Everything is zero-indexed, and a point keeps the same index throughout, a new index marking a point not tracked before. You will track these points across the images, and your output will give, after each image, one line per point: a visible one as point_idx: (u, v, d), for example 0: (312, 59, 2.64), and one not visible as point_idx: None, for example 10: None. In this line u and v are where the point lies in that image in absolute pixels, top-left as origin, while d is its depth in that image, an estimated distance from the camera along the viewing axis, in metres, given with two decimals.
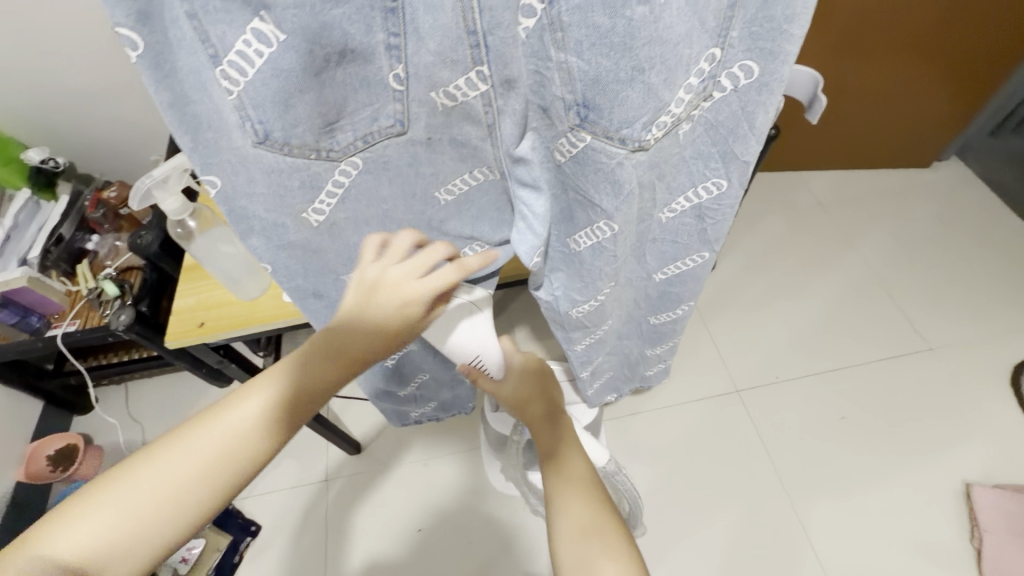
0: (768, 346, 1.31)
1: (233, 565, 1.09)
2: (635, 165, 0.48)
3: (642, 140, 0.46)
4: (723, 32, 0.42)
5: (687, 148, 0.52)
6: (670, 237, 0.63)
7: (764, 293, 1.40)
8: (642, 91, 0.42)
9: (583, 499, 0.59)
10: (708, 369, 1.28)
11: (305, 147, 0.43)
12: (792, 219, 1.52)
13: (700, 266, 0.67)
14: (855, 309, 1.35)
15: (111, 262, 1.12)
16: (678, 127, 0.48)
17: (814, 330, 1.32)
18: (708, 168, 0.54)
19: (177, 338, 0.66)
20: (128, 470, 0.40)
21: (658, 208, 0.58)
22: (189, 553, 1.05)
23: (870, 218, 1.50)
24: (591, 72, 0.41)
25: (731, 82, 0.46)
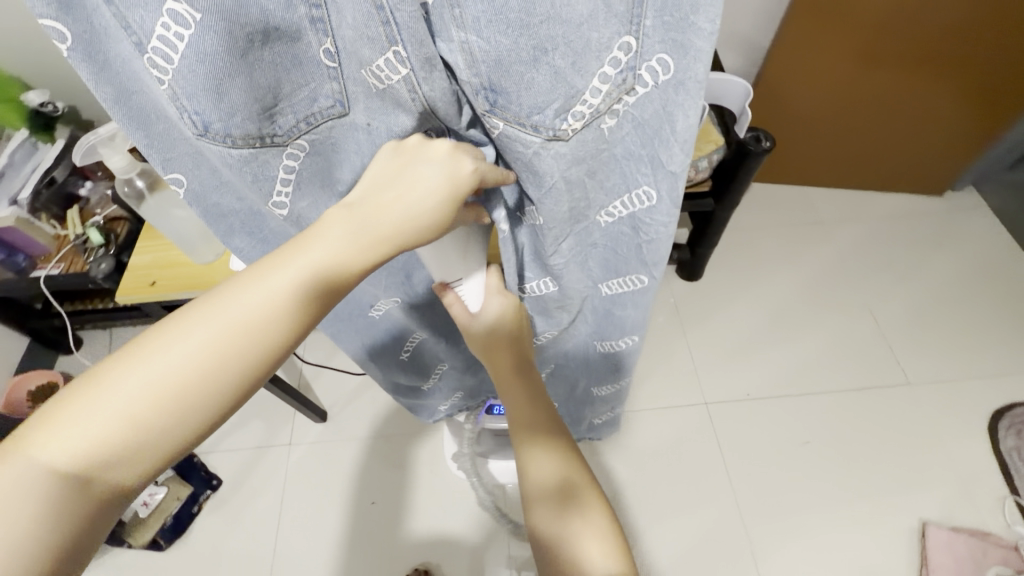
0: (745, 363, 1.29)
1: (191, 515, 1.12)
2: (556, 156, 0.44)
3: (557, 129, 0.42)
4: (635, 18, 0.38)
5: (618, 146, 0.48)
6: (613, 246, 0.60)
7: (750, 309, 1.37)
8: (550, 74, 0.38)
9: (566, 471, 0.56)
10: (679, 379, 1.27)
11: (248, 137, 0.43)
12: (791, 236, 1.48)
13: (642, 291, 0.64)
14: (839, 334, 1.32)
15: (100, 211, 1.11)
16: (601, 119, 0.44)
17: (794, 351, 1.30)
18: (640, 172, 0.50)
19: (129, 294, 0.69)
20: (106, 378, 0.35)
21: (594, 212, 0.55)
22: (150, 499, 1.06)
23: (870, 243, 1.46)
24: (492, 51, 0.37)
25: (651, 77, 0.42)
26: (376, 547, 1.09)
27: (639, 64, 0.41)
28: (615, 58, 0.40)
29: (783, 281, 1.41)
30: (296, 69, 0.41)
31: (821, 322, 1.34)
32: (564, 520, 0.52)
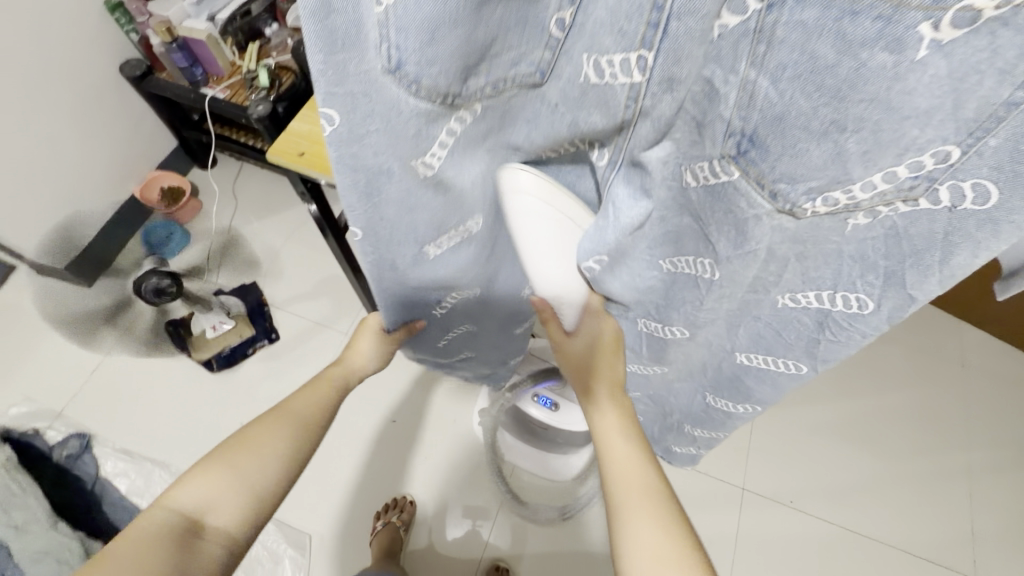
0: (800, 468, 1.19)
1: (243, 355, 1.21)
2: (773, 229, 0.40)
3: (796, 205, 0.37)
4: (978, 131, 0.29)
5: (848, 245, 0.40)
6: (777, 325, 0.51)
7: (833, 418, 1.24)
8: (829, 152, 0.33)
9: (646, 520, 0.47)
10: (727, 450, 1.20)
11: (435, 93, 0.35)
12: (916, 364, 1.30)
13: (790, 375, 0.56)
14: (917, 490, 1.17)
15: (277, 56, 1.15)
16: (851, 215, 0.37)
17: (856, 482, 1.18)
18: (851, 274, 0.42)
19: (278, 156, 0.73)
20: (217, 461, 0.50)
21: (774, 290, 0.47)
22: (217, 327, 1.20)
23: (1007, 413, 1.25)
24: (779, 107, 0.33)
25: (950, 198, 0.33)
26: (383, 459, 1.14)
27: (940, 183, 0.32)
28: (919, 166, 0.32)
29: (885, 407, 1.26)
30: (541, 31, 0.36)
31: (905, 467, 1.20)
32: (646, 544, 0.46)
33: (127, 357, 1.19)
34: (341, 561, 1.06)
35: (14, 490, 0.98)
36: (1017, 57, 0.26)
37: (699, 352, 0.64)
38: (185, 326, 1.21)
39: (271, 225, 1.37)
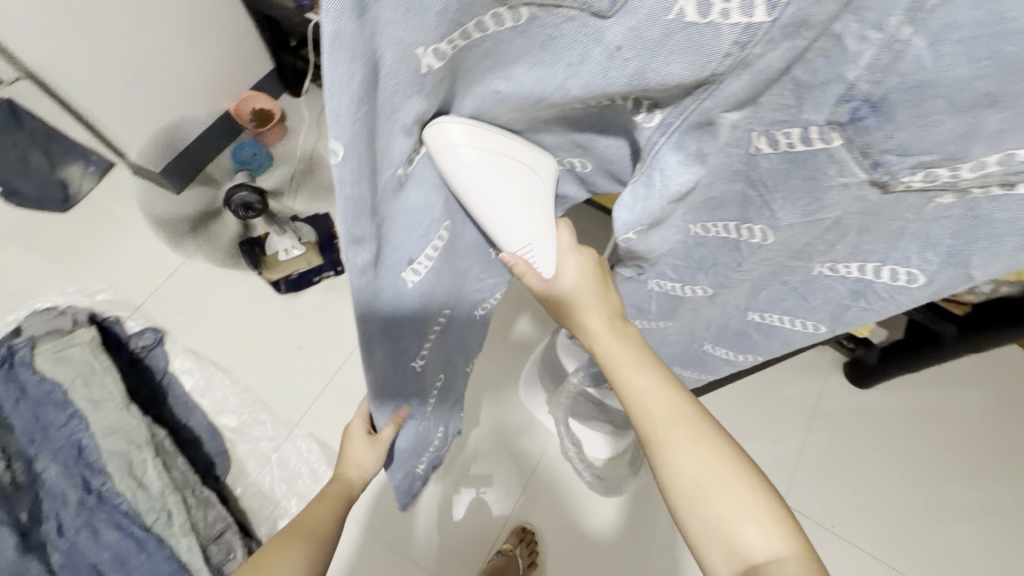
0: (846, 495, 1.14)
1: (307, 282, 1.24)
2: (848, 198, 0.35)
3: (891, 178, 0.31)
4: None
5: (924, 224, 0.35)
6: (806, 290, 0.49)
7: (895, 453, 1.17)
8: (963, 127, 0.26)
9: (704, 454, 0.48)
10: (772, 461, 1.16)
11: None
12: (998, 411, 1.20)
13: (800, 332, 0.55)
14: (977, 544, 1.10)
15: None
16: (940, 195, 0.31)
17: (910, 523, 1.12)
18: (909, 251, 0.37)
19: None
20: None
21: (817, 258, 0.44)
22: (288, 251, 1.23)
23: None
24: (927, 74, 0.25)
25: None
26: None
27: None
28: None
29: (957, 453, 1.17)
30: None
31: (965, 517, 1.12)
32: (724, 507, 0.46)
33: (205, 267, 1.25)
34: (374, 503, 1.08)
35: (95, 368, 1.04)
36: None
37: (715, 313, 0.60)
38: (259, 246, 1.25)
39: None
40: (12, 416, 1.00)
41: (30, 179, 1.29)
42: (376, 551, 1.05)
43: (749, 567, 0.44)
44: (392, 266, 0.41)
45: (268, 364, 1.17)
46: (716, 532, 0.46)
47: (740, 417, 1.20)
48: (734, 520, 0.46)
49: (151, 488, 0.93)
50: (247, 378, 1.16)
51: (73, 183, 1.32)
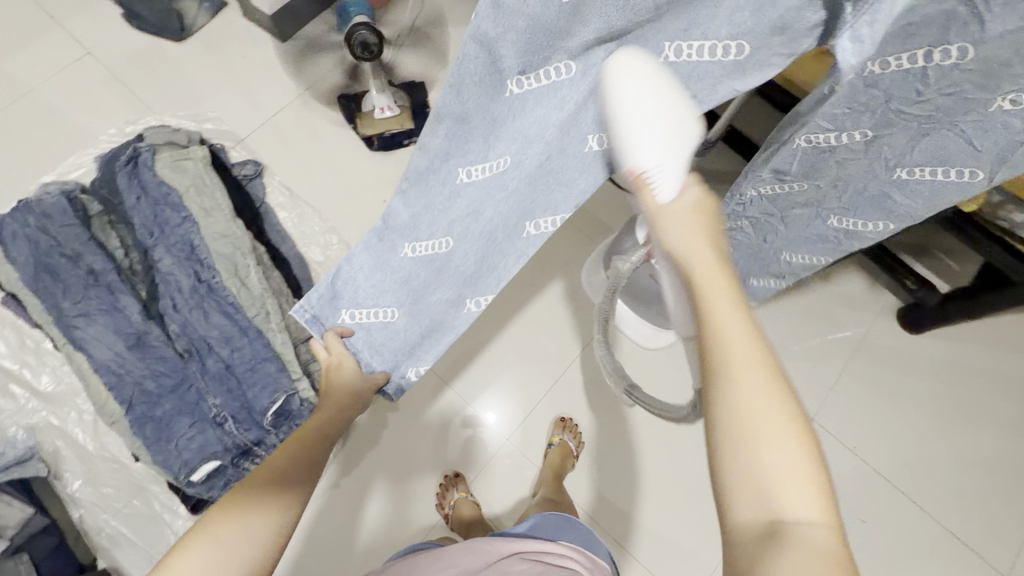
0: (869, 419, 1.20)
1: (398, 145, 1.30)
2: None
3: None
4: None
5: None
6: (974, 134, 0.54)
7: (928, 400, 1.22)
8: None
9: (769, 409, 0.42)
10: (805, 381, 1.23)
11: None
12: None
13: (961, 185, 0.60)
14: (982, 486, 1.16)
15: None
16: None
17: (925, 458, 1.18)
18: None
19: None
20: (204, 527, 0.57)
21: (1001, 85, 0.48)
22: (383, 110, 1.28)
23: None
24: None
25: None
26: None
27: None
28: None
29: (983, 405, 1.22)
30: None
31: (975, 462, 1.18)
32: (763, 458, 0.41)
33: (305, 114, 1.33)
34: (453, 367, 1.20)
35: (206, 181, 1.11)
36: None
37: (862, 164, 0.63)
38: (356, 103, 1.31)
39: (452, 33, 1.39)
40: (133, 211, 1.08)
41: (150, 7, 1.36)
42: (376, 474, 1.14)
43: (773, 519, 0.39)
44: (501, 67, 0.52)
45: (357, 213, 1.27)
46: (755, 484, 0.41)
47: (786, 337, 1.25)
48: (780, 475, 0.40)
49: (252, 289, 1.06)
50: (337, 222, 1.25)
51: (189, 16, 1.39)
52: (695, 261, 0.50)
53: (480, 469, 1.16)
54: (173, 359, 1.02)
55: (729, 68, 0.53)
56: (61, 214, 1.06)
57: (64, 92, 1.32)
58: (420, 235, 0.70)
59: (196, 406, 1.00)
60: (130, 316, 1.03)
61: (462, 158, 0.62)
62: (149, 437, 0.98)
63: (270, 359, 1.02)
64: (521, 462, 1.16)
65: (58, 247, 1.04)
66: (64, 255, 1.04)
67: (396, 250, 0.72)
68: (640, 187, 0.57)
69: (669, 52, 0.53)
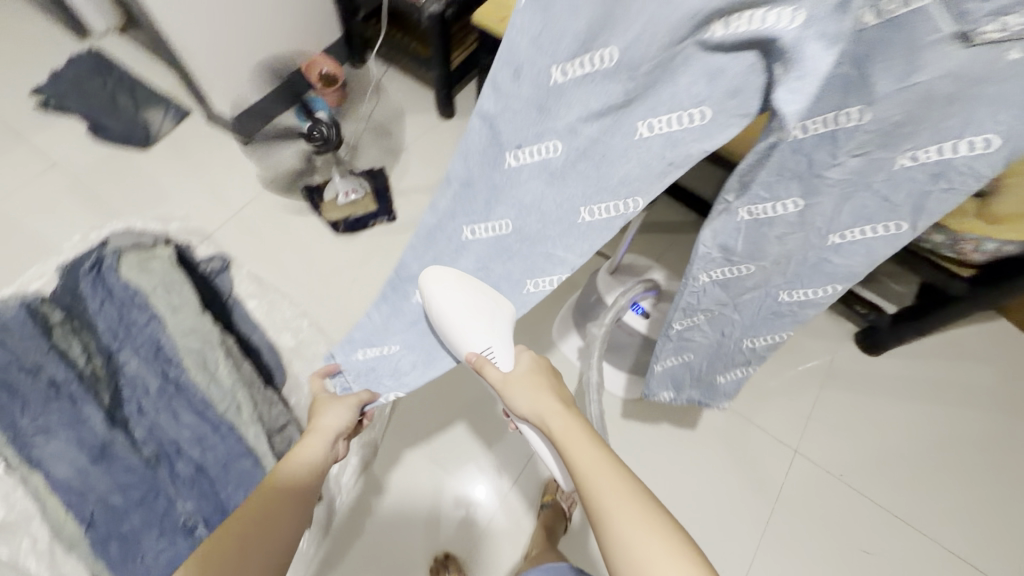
0: (850, 445, 1.22)
1: (364, 225, 1.35)
2: (937, 58, 0.44)
3: (974, 27, 0.42)
4: None
5: (995, 86, 0.44)
6: (889, 191, 0.56)
7: (901, 418, 1.25)
8: None
9: (641, 509, 0.56)
10: (783, 413, 1.25)
11: None
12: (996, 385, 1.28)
13: (884, 242, 0.60)
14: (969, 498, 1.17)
15: None
16: (1010, 45, 0.42)
17: (911, 477, 1.19)
18: (994, 118, 0.46)
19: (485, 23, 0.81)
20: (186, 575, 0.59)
21: (901, 145, 0.52)
22: (348, 194, 1.34)
23: None
24: None
25: None
26: None
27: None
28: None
29: (952, 415, 1.25)
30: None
31: (958, 475, 1.20)
32: (642, 554, 0.53)
33: (270, 206, 1.37)
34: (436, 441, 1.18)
35: (175, 279, 1.11)
36: None
37: (794, 238, 0.63)
38: (320, 191, 1.37)
39: (409, 122, 1.50)
40: (97, 316, 1.08)
41: (117, 120, 1.44)
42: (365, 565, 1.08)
43: None
44: (499, 143, 0.63)
45: (326, 295, 1.28)
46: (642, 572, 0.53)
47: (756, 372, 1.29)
48: (658, 561, 0.52)
49: (222, 382, 1.04)
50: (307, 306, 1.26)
51: (154, 125, 1.45)
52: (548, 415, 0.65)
53: (474, 546, 1.10)
54: (140, 468, 0.97)
55: (698, 134, 0.54)
56: (20, 327, 1.03)
57: (27, 207, 1.33)
58: (438, 276, 0.76)
59: (166, 515, 0.94)
60: (93, 426, 0.98)
61: (466, 216, 0.71)
62: (114, 556, 0.91)
63: (245, 455, 0.98)
64: (515, 532, 1.11)
65: (17, 362, 1.01)
66: (23, 370, 1.00)
67: (411, 297, 0.78)
68: (479, 364, 0.71)
69: (642, 128, 0.57)
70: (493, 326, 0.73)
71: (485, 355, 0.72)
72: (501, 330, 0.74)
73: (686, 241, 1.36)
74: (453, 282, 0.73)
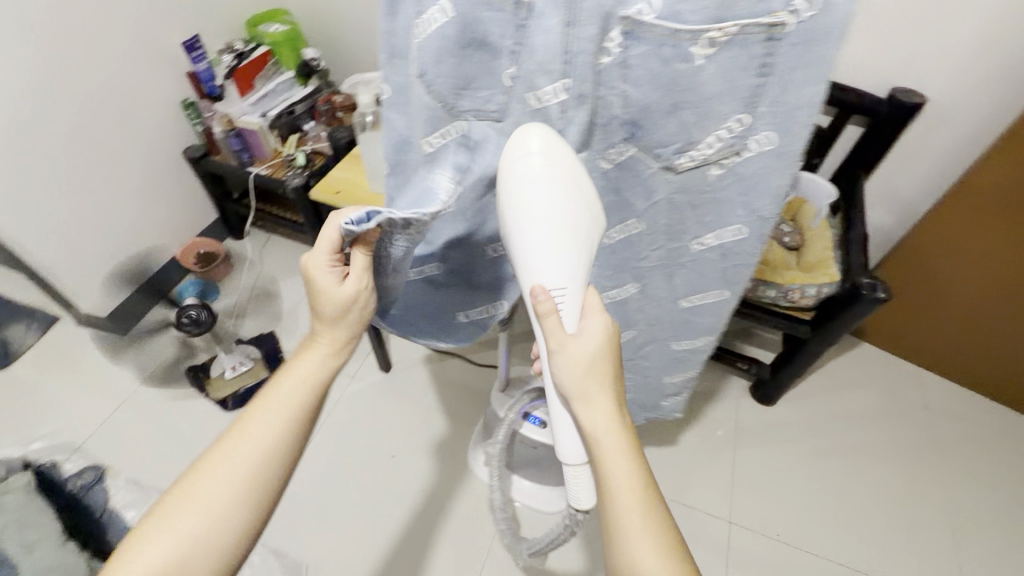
0: (777, 499, 1.24)
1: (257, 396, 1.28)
2: (667, 179, 0.54)
3: (671, 162, 0.51)
4: (753, 102, 0.45)
5: (718, 192, 0.54)
6: (691, 276, 0.67)
7: (814, 458, 1.30)
8: (678, 124, 0.47)
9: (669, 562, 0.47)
10: (709, 485, 1.26)
11: (437, 96, 0.47)
12: (883, 404, 1.37)
13: (722, 303, 0.68)
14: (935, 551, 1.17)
15: (311, 143, 1.37)
16: (710, 166, 0.52)
17: (840, 518, 1.21)
18: (735, 213, 0.56)
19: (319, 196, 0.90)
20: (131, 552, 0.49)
21: (686, 237, 0.61)
22: (236, 367, 1.31)
23: (967, 450, 1.30)
24: (643, 103, 0.46)
25: (758, 146, 0.48)
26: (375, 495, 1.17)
27: (799, 113, 0.45)
28: (755, 67, 0.43)
29: (856, 444, 1.32)
30: (486, 99, 0.47)
31: (879, 503, 1.23)
32: None
33: (150, 399, 1.29)
34: None
35: (30, 512, 1.00)
36: (737, 77, 0.43)
37: (649, 309, 0.72)
38: (206, 370, 1.33)
39: (293, 282, 1.52)
40: None
41: None
42: None
43: None
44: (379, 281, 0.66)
45: None
46: None
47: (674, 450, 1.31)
48: None
49: None
50: None
51: (15, 342, 1.37)
52: (591, 430, 0.50)
53: None
54: None
55: None
56: None
57: None
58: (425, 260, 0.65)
59: None
60: None
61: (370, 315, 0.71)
62: None
63: None
64: None
65: None
66: None
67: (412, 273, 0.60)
68: (547, 309, 0.48)
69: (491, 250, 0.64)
70: (562, 266, 0.48)
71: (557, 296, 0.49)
72: (574, 253, 0.48)
73: None
74: (540, 164, 0.45)
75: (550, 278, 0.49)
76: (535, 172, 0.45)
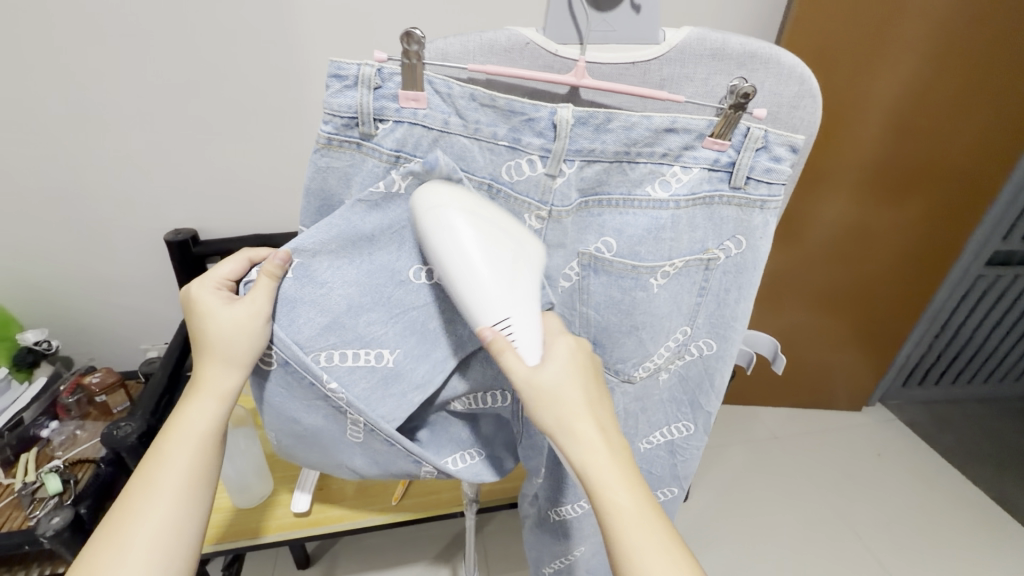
0: None
1: None
2: (624, 393, 0.47)
3: (631, 374, 0.46)
4: (697, 318, 0.44)
5: (665, 391, 0.50)
6: (650, 463, 0.54)
7: (734, 532, 1.12)
8: (638, 342, 0.44)
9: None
10: None
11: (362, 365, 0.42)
12: (753, 452, 1.29)
13: (674, 498, 0.57)
14: (918, 492, 1.24)
15: (62, 453, 0.85)
16: (659, 373, 0.47)
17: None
18: (681, 410, 0.51)
19: None
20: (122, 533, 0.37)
21: (642, 437, 0.52)
22: None
23: (828, 457, 1.30)
24: (603, 323, 0.43)
25: (699, 350, 0.47)
26: None
27: (738, 324, 0.44)
28: (696, 290, 0.43)
29: (756, 492, 1.21)
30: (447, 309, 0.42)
31: (808, 536, 1.12)
32: None
33: None
34: None
35: None
36: (680, 294, 0.42)
37: None
38: None
39: None
40: None
41: None
42: None
43: None
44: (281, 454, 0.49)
45: None
46: None
47: None
48: None
49: None
50: None
51: None
52: (580, 415, 0.35)
53: None
54: None
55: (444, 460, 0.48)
56: None
57: None
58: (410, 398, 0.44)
59: None
60: None
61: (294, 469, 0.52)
62: None
63: None
64: None
65: None
66: None
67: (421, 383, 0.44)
68: (496, 353, 0.35)
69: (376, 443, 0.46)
70: (499, 280, 0.35)
71: (505, 334, 0.35)
72: (498, 267, 0.35)
73: (493, 532, 1.03)
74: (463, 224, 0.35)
75: (490, 315, 0.35)
76: (456, 228, 0.34)
